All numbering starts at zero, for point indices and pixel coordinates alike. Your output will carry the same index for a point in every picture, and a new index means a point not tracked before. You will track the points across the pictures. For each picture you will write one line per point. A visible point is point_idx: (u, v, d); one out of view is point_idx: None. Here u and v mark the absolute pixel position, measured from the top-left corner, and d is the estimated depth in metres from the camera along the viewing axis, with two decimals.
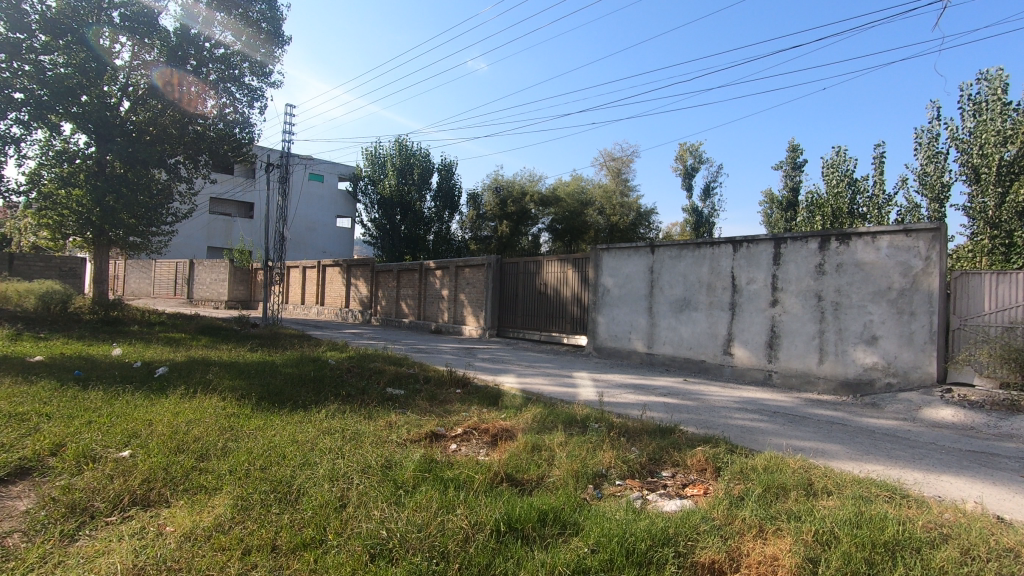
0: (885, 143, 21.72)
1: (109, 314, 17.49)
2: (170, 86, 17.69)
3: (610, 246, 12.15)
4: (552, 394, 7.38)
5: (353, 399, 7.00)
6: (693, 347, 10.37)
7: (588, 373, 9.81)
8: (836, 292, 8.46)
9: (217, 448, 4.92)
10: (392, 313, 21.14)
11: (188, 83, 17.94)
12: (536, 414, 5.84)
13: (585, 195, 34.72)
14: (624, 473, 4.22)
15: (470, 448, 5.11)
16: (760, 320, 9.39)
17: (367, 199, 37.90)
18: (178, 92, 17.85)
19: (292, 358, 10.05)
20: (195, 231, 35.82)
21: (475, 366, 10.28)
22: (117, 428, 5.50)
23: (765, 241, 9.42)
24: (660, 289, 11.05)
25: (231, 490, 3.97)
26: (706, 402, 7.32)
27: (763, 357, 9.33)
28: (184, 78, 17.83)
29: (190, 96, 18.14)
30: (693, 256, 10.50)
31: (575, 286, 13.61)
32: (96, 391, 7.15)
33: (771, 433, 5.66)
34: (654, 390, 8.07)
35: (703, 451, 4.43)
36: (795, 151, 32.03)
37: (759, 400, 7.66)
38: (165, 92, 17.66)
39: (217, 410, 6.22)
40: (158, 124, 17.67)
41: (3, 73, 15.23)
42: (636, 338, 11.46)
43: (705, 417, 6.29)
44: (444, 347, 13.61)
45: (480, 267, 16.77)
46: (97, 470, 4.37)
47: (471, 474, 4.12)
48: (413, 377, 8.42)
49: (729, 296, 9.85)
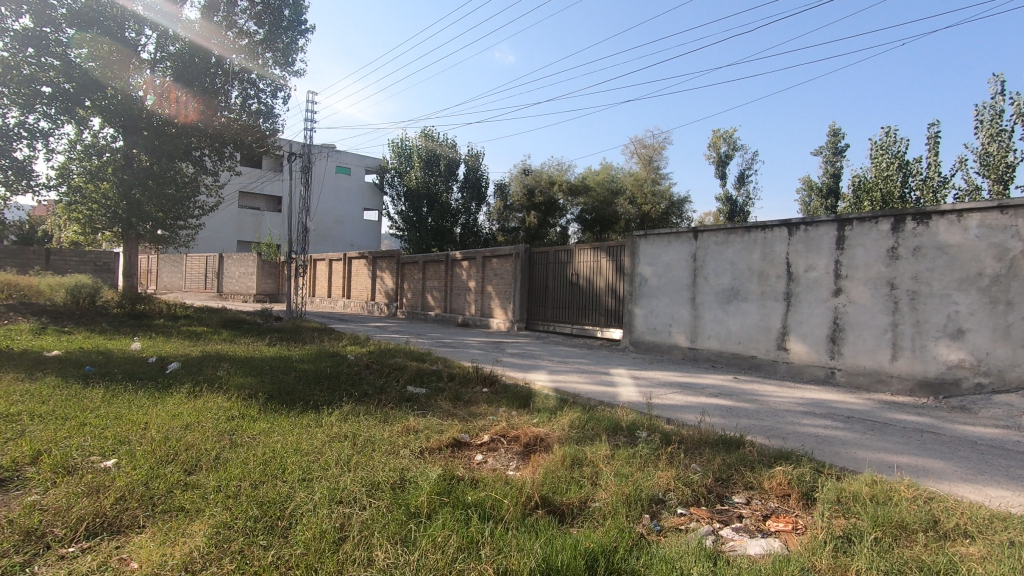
0: (942, 121, 20.06)
1: (137, 307, 17.39)
2: (167, 99, 17.06)
3: (649, 232, 11.24)
4: (590, 395, 6.59)
5: (369, 399, 6.36)
6: (743, 341, 9.44)
7: (626, 370, 8.98)
8: (914, 280, 7.44)
9: (210, 458, 4.32)
10: (418, 306, 20.62)
11: (185, 100, 17.32)
12: (575, 419, 5.07)
13: (615, 184, 33.57)
14: (687, 500, 3.40)
15: (498, 462, 4.38)
16: (822, 311, 8.40)
17: (393, 191, 37.42)
18: (173, 107, 17.18)
19: (311, 353, 9.48)
20: (224, 225, 36.05)
21: (503, 361, 9.55)
22: (107, 434, 4.96)
23: (827, 223, 8.41)
24: (704, 278, 10.12)
25: (218, 512, 3.34)
26: (767, 405, 6.44)
27: (824, 353, 8.36)
28: (182, 94, 17.27)
29: (185, 113, 17.43)
30: (743, 242, 9.53)
31: (610, 276, 12.75)
32: (98, 389, 6.66)
33: (856, 445, 4.75)
34: (704, 390, 7.21)
35: (784, 471, 3.58)
36: (836, 133, 30.32)
37: (827, 402, 6.72)
38: (161, 106, 16.95)
39: (219, 412, 5.64)
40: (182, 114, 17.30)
41: (30, 69, 15.05)
42: (677, 331, 10.57)
43: (770, 423, 5.44)
44: (471, 341, 12.92)
45: (508, 258, 16.05)
46: (70, 484, 3.80)
47: (497, 499, 3.40)
48: (436, 374, 7.74)
49: (785, 285, 8.88)
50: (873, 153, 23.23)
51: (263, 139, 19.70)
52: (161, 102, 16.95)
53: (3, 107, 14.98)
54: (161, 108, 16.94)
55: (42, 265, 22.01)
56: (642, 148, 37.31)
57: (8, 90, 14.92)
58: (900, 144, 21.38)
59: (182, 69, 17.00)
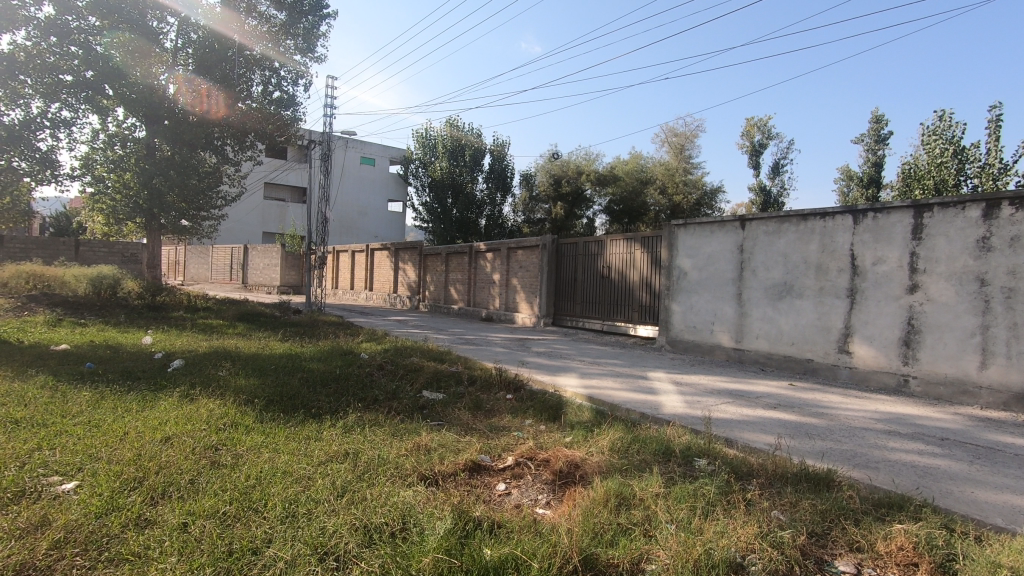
0: (1005, 102, 18.36)
1: (157, 299, 17.11)
2: (198, 98, 16.71)
3: (689, 221, 10.26)
4: (629, 405, 5.75)
5: (379, 407, 5.66)
6: (797, 342, 8.46)
7: (666, 373, 8.08)
8: (1010, 275, 6.38)
9: (182, 484, 3.63)
10: (441, 299, 19.97)
11: (217, 95, 16.94)
12: (617, 440, 4.25)
13: (645, 174, 32.36)
14: (778, 572, 2.54)
15: (524, 496, 3.60)
16: (893, 310, 7.37)
17: (418, 182, 36.79)
18: (206, 104, 16.87)
19: (322, 350, 8.83)
20: (251, 216, 36.11)
21: (529, 362, 8.74)
22: (78, 447, 4.33)
23: (901, 209, 7.36)
24: (752, 272, 9.13)
25: (171, 570, 2.62)
26: (838, 421, 5.50)
27: (895, 358, 7.35)
28: (212, 89, 16.92)
29: (218, 107, 17.10)
30: (798, 231, 8.52)
31: (644, 269, 11.83)
32: (87, 391, 6.09)
33: (970, 480, 3.81)
34: (759, 401, 6.29)
35: (906, 531, 2.71)
36: (880, 119, 28.56)
37: (908, 418, 5.74)
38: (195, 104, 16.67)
39: (209, 422, 4.99)
40: (196, 111, 16.71)
41: (51, 57, 14.69)
42: (720, 330, 9.63)
43: (851, 447, 4.53)
44: (495, 338, 12.16)
45: (534, 250, 15.23)
46: (7, 518, 3.13)
47: (525, 560, 2.62)
48: (455, 376, 6.98)
49: (848, 280, 7.87)
50: (924, 138, 21.60)
51: (286, 128, 19.09)
52: (194, 98, 16.63)
53: (27, 96, 14.73)
54: (195, 105, 16.67)
55: (70, 256, 21.99)
56: (673, 136, 35.82)
57: (32, 80, 14.70)
58: (956, 128, 19.70)
59: (202, 55, 16.54)
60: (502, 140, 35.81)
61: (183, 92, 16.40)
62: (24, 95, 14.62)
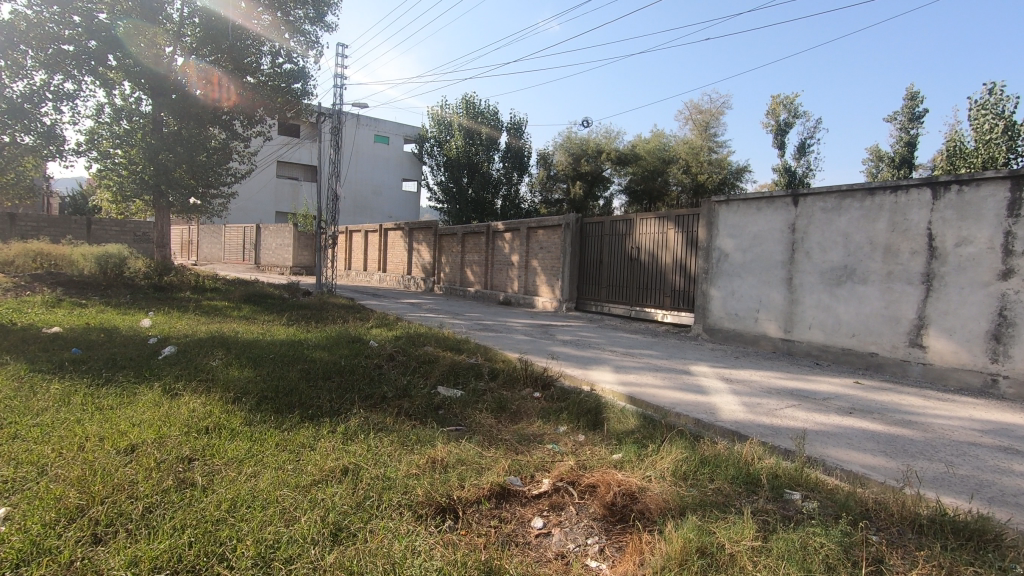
0: None
1: (165, 279, 16.42)
2: (209, 85, 16.04)
3: (732, 197, 9.24)
4: (681, 409, 4.88)
5: (387, 407, 4.88)
6: (859, 334, 7.49)
7: (711, 367, 7.18)
8: None
9: (135, 517, 2.86)
10: (457, 281, 19.15)
11: (228, 84, 16.28)
12: (684, 460, 3.38)
13: (667, 153, 31.00)
14: None
15: (569, 539, 2.79)
16: (980, 299, 6.37)
17: (432, 161, 35.75)
18: (217, 92, 16.21)
19: (329, 337, 8.05)
20: (264, 194, 35.67)
21: (557, 352, 7.90)
22: (24, 457, 3.58)
23: (996, 181, 6.28)
24: (806, 254, 8.12)
25: None
26: (937, 433, 4.55)
27: (982, 353, 6.37)
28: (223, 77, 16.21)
29: (229, 95, 16.44)
30: (862, 208, 7.48)
31: (678, 250, 10.88)
32: (57, 384, 5.33)
33: None
34: (830, 404, 5.36)
35: None
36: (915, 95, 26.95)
37: (1019, 429, 4.78)
38: (205, 91, 16.00)
39: (186, 426, 4.20)
40: (208, 101, 16.01)
41: (51, 26, 13.89)
42: (766, 318, 8.67)
43: (977, 473, 3.59)
44: (516, 323, 11.31)
45: (555, 230, 14.31)
46: None
47: None
48: (474, 370, 6.15)
49: (923, 264, 6.85)
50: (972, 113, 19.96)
51: (295, 101, 18.06)
52: (205, 87, 15.98)
53: (30, 68, 14.05)
54: (206, 94, 16.01)
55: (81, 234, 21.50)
56: (697, 114, 34.49)
57: (33, 52, 13.95)
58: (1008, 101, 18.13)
59: (208, 23, 15.42)
60: (518, 119, 34.79)
61: (194, 80, 15.74)
62: (26, 67, 13.97)
